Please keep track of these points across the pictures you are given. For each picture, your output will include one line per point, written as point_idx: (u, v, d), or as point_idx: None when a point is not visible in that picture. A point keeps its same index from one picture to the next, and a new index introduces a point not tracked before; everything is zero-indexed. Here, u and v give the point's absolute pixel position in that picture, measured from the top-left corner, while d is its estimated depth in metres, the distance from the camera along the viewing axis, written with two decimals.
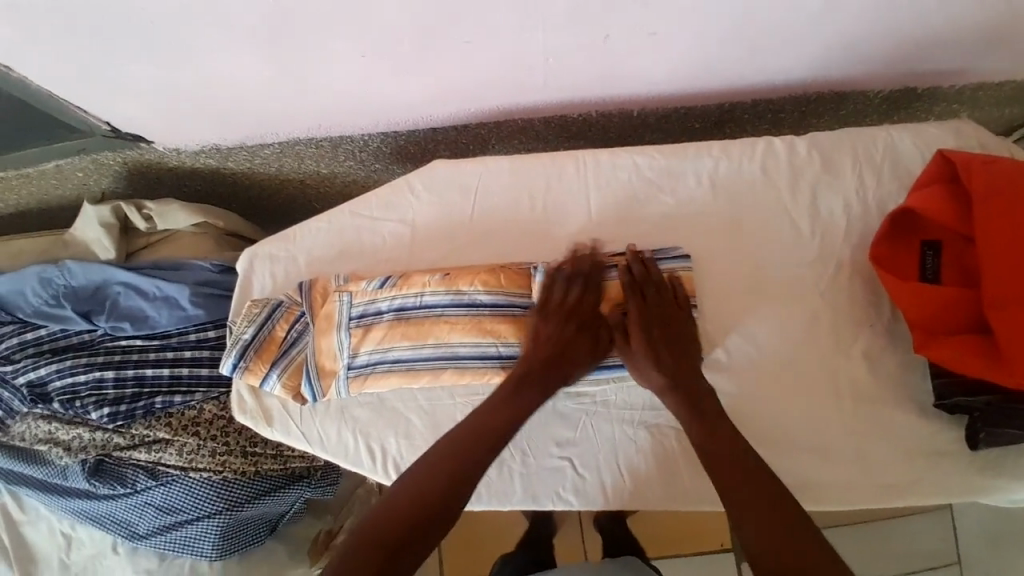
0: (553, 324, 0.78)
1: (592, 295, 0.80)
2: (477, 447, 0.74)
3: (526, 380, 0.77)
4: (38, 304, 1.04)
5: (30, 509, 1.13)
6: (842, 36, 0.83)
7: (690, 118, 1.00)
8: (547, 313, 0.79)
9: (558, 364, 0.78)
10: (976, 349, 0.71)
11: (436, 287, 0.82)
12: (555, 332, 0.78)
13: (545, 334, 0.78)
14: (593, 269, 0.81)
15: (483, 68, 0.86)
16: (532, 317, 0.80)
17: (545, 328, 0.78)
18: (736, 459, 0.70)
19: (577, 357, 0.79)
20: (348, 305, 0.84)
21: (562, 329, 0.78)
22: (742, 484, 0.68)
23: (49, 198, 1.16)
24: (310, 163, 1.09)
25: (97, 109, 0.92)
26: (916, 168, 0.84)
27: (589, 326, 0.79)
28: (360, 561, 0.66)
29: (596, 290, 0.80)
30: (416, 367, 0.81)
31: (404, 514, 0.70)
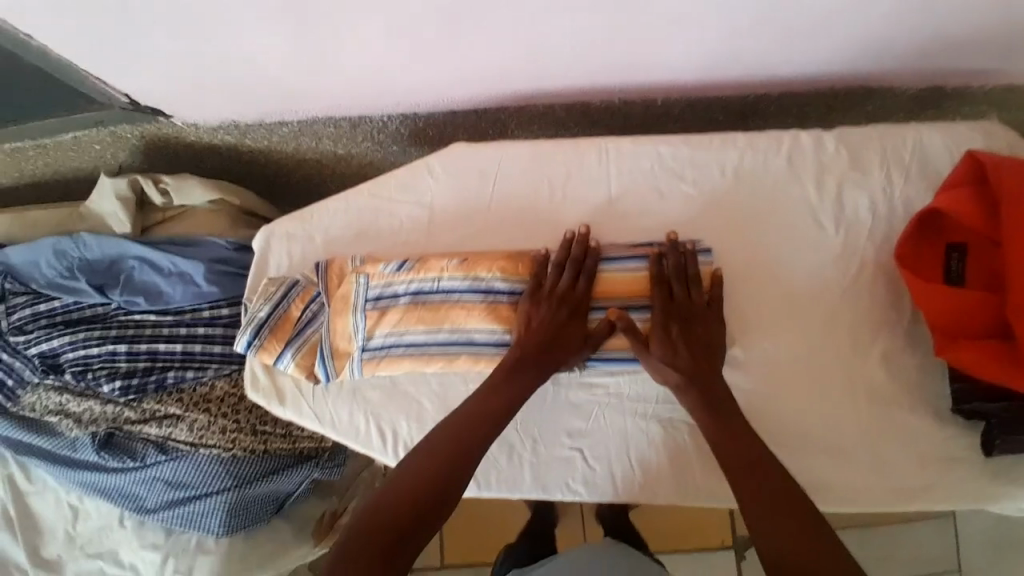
0: (545, 310, 0.78)
1: (584, 281, 0.79)
2: (476, 433, 0.75)
3: (520, 363, 0.77)
4: (52, 275, 1.04)
5: (36, 480, 1.13)
6: (875, 30, 0.81)
7: (713, 110, 0.99)
8: (538, 299, 0.79)
9: (551, 350, 0.78)
10: (997, 355, 0.71)
11: (454, 272, 0.81)
12: (547, 317, 0.78)
13: (536, 319, 0.78)
14: (586, 254, 0.80)
15: (507, 52, 0.85)
16: (524, 303, 0.80)
17: (537, 313, 0.79)
18: (753, 458, 0.71)
19: (570, 342, 0.78)
20: (364, 287, 0.83)
21: (553, 314, 0.78)
22: (757, 483, 0.69)
23: (64, 169, 1.15)
24: (327, 143, 1.08)
25: (116, 81, 0.91)
26: (943, 168, 0.82)
27: (580, 312, 0.79)
28: (365, 544, 0.69)
29: (589, 276, 0.80)
30: (431, 351, 0.81)
31: (406, 501, 0.72)
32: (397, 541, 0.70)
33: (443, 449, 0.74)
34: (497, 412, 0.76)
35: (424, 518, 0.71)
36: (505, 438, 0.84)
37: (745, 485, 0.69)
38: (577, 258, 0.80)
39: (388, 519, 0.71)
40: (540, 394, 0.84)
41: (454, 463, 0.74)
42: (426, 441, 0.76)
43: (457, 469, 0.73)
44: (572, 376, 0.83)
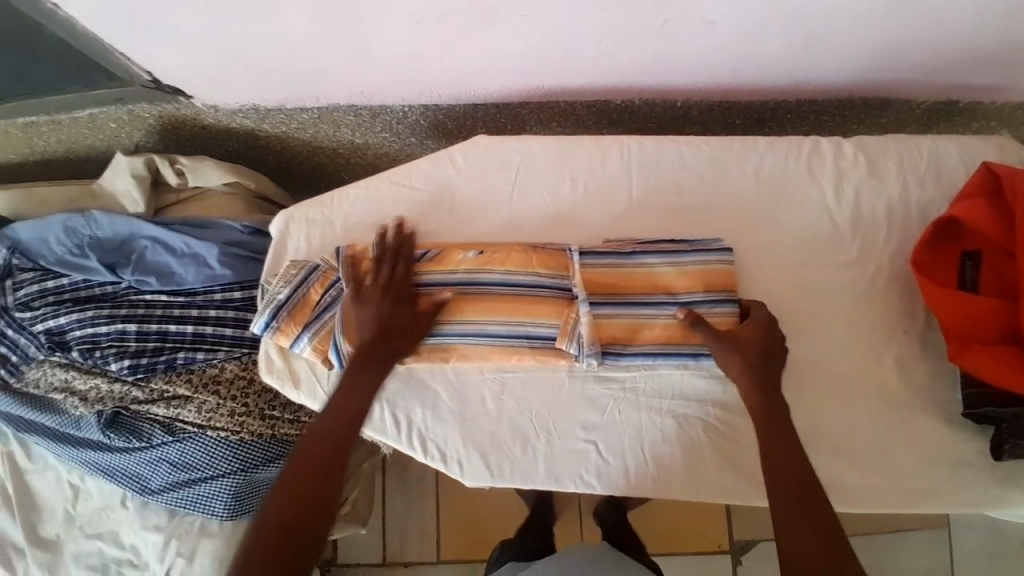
0: (370, 306, 0.80)
1: (405, 271, 0.82)
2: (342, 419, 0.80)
3: (359, 356, 0.80)
4: (62, 253, 1.04)
5: (38, 458, 1.12)
6: (897, 40, 0.83)
7: (732, 114, 1.00)
8: (363, 297, 0.81)
9: (384, 344, 0.80)
10: (1010, 361, 0.72)
11: (471, 265, 0.82)
12: (375, 313, 0.80)
13: (368, 314, 0.80)
14: (406, 246, 0.83)
15: (535, 45, 0.86)
16: (351, 301, 0.82)
17: (363, 312, 0.81)
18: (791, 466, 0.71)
19: (401, 333, 0.80)
20: (385, 276, 0.81)
21: (379, 309, 0.80)
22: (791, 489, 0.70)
23: (77, 147, 1.15)
24: (345, 131, 1.08)
25: (141, 57, 0.91)
26: (958, 179, 0.84)
27: (405, 300, 0.81)
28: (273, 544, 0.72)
29: (408, 266, 0.82)
30: (447, 342, 0.82)
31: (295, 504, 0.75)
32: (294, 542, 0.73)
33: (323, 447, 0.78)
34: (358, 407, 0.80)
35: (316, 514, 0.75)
36: (519, 429, 0.84)
37: (780, 492, 0.70)
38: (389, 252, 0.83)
39: (283, 526, 0.73)
40: (556, 384, 0.84)
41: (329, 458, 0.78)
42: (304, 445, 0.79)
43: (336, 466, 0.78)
44: (588, 370, 0.84)
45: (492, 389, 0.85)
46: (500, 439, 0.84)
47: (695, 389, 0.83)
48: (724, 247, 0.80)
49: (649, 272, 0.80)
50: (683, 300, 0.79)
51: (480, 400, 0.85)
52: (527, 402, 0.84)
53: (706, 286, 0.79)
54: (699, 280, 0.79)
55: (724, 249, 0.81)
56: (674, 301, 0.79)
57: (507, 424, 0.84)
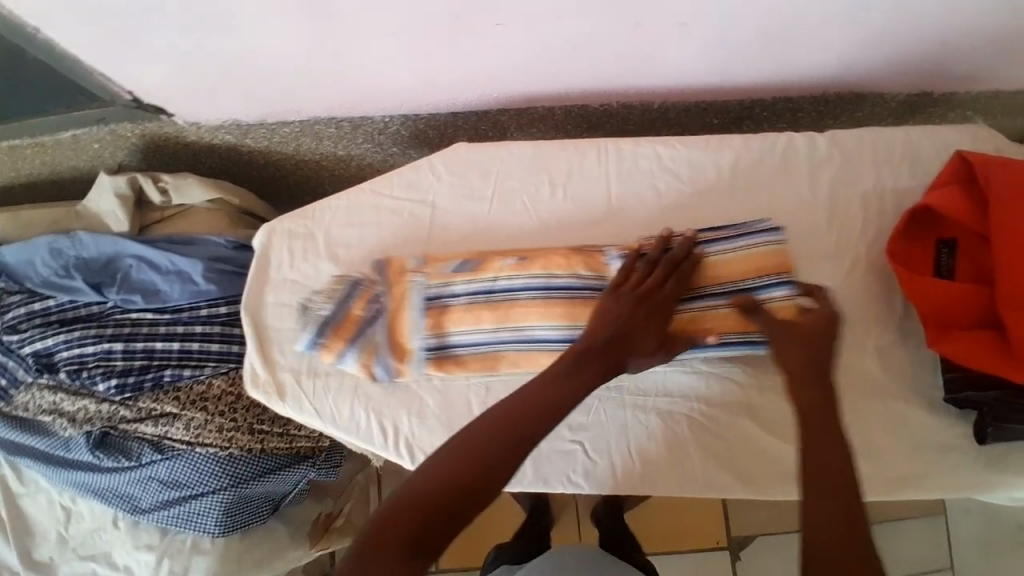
0: (625, 304, 0.74)
1: (673, 286, 0.77)
2: (530, 421, 0.66)
3: (586, 355, 0.71)
4: (48, 274, 1.04)
5: (30, 481, 1.11)
6: (866, 34, 0.84)
7: (709, 114, 1.01)
8: (619, 295, 0.75)
9: (617, 349, 0.72)
10: (990, 345, 0.73)
11: (512, 272, 0.82)
12: (626, 313, 0.74)
13: (620, 312, 0.74)
14: (687, 261, 0.79)
15: (509, 52, 0.87)
16: (604, 296, 0.76)
17: (614, 307, 0.74)
18: (830, 456, 0.61)
19: (637, 346, 0.73)
20: (422, 288, 0.84)
21: (633, 310, 0.74)
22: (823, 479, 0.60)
23: (62, 169, 1.16)
24: (328, 144, 1.09)
25: (121, 76, 0.92)
26: (932, 168, 0.85)
27: (664, 313, 0.75)
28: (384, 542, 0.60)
29: (679, 281, 0.77)
30: (492, 351, 0.82)
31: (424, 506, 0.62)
32: (418, 542, 0.60)
33: (478, 440, 0.64)
34: (537, 416, 0.66)
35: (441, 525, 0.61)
36: None
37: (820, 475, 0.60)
38: (676, 260, 0.78)
39: (410, 527, 0.61)
40: None
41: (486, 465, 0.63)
42: (473, 425, 0.66)
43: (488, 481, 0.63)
44: None
45: (479, 393, 0.85)
46: None
47: (679, 386, 0.83)
48: (768, 228, 0.81)
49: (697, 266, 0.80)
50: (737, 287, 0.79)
51: (466, 405, 0.85)
52: None
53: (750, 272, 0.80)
54: (750, 266, 0.80)
55: (767, 232, 0.81)
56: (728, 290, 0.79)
57: None
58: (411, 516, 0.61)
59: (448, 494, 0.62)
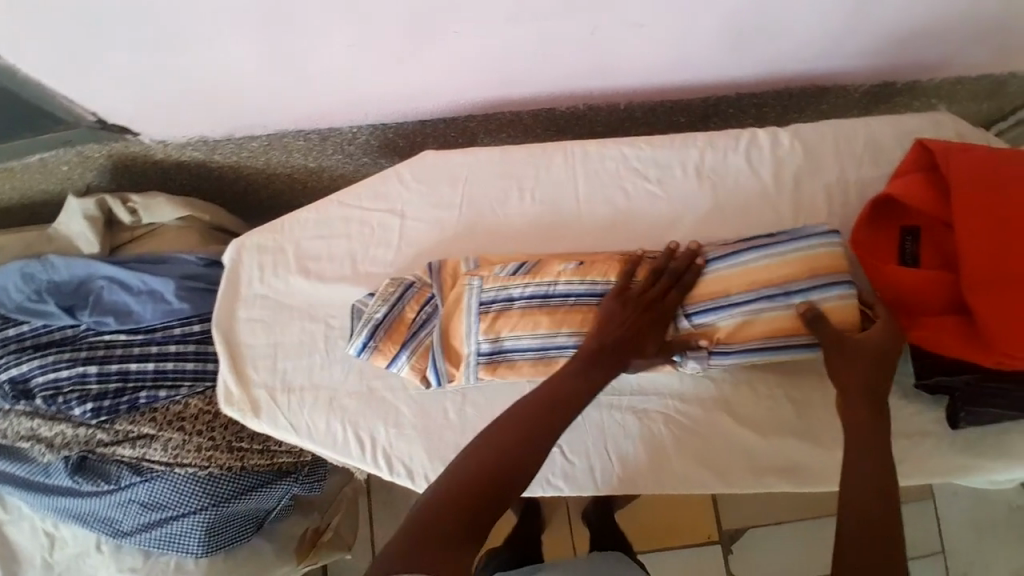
0: (629, 312, 0.75)
1: (676, 294, 0.76)
2: (556, 410, 0.68)
3: (597, 354, 0.73)
4: (21, 299, 1.03)
5: (12, 508, 1.10)
6: (824, 28, 0.85)
7: (676, 112, 1.01)
8: (625, 300, 0.75)
9: (621, 352, 0.73)
10: (955, 330, 0.73)
11: (571, 277, 0.79)
12: (630, 319, 0.74)
13: (624, 318, 0.74)
14: (689, 268, 0.77)
15: (471, 59, 0.87)
16: (608, 300, 0.76)
17: (619, 313, 0.75)
18: (867, 485, 0.66)
19: (640, 349, 0.74)
20: (478, 291, 0.81)
21: (637, 317, 0.74)
22: (856, 505, 0.64)
23: (31, 193, 1.15)
24: (298, 157, 1.09)
25: (84, 98, 0.92)
26: (895, 157, 0.86)
27: (663, 320, 0.76)
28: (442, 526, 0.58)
29: (682, 288, 0.77)
30: (549, 356, 0.79)
31: (468, 492, 0.62)
32: (466, 522, 0.60)
33: (509, 430, 0.66)
34: (560, 404, 0.69)
35: (489, 508, 0.61)
36: None
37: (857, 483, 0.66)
38: (680, 269, 0.77)
39: (460, 505, 0.61)
40: (515, 391, 0.84)
41: (517, 451, 0.65)
42: (507, 414, 0.68)
43: (524, 466, 0.64)
44: None
45: (455, 401, 0.85)
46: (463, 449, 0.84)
47: (654, 385, 0.83)
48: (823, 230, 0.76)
49: (747, 270, 0.76)
50: (793, 290, 0.75)
51: (442, 413, 0.84)
52: (487, 411, 0.84)
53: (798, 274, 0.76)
54: (805, 267, 0.75)
55: (821, 233, 0.76)
56: (785, 293, 0.75)
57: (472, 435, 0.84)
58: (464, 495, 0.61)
59: (490, 480, 0.63)
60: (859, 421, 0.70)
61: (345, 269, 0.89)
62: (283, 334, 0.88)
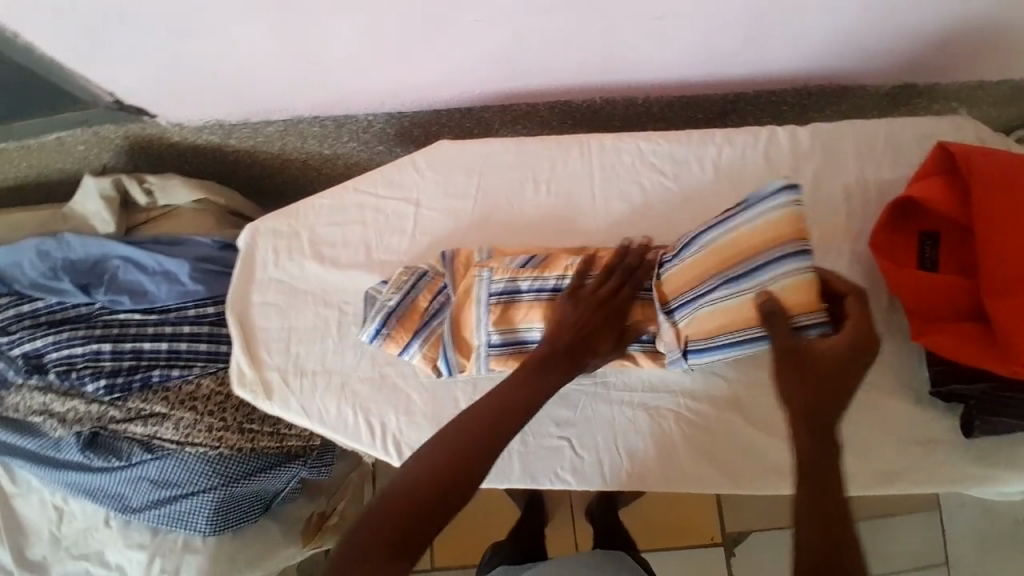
0: (583, 310, 0.75)
1: (630, 289, 0.77)
2: (505, 421, 0.65)
3: (550, 358, 0.71)
4: (35, 276, 1.04)
5: (22, 481, 1.11)
6: (846, 26, 0.84)
7: (694, 108, 1.00)
8: (578, 299, 0.76)
9: (577, 352, 0.73)
10: (973, 337, 0.73)
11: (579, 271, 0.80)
12: (584, 318, 0.74)
13: (577, 318, 0.74)
14: (641, 265, 0.79)
15: (488, 48, 0.86)
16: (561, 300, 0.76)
17: (574, 313, 0.75)
18: (821, 493, 0.57)
19: (596, 347, 0.75)
20: (487, 282, 0.81)
21: (591, 316, 0.74)
22: (814, 515, 0.56)
23: (48, 171, 1.15)
24: (313, 143, 1.09)
25: (102, 78, 0.92)
26: (916, 160, 0.85)
27: (620, 316, 0.76)
28: (381, 531, 0.60)
29: (636, 284, 0.78)
30: None
31: (403, 505, 0.60)
32: (403, 534, 0.59)
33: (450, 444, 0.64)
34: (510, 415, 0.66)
35: (425, 520, 0.60)
36: None
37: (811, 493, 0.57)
38: (632, 265, 0.79)
39: (399, 520, 0.60)
40: None
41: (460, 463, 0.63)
42: (457, 421, 0.66)
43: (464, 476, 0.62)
44: None
45: (465, 390, 0.85)
46: None
47: (664, 381, 0.84)
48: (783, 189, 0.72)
49: (697, 262, 0.77)
50: (740, 272, 0.73)
51: (452, 402, 0.85)
52: None
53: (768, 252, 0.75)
54: (748, 245, 0.73)
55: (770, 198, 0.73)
56: (733, 277, 0.74)
57: None
58: (402, 506, 0.61)
59: (429, 496, 0.61)
60: (804, 426, 0.61)
61: (360, 256, 0.89)
62: (297, 318, 0.89)
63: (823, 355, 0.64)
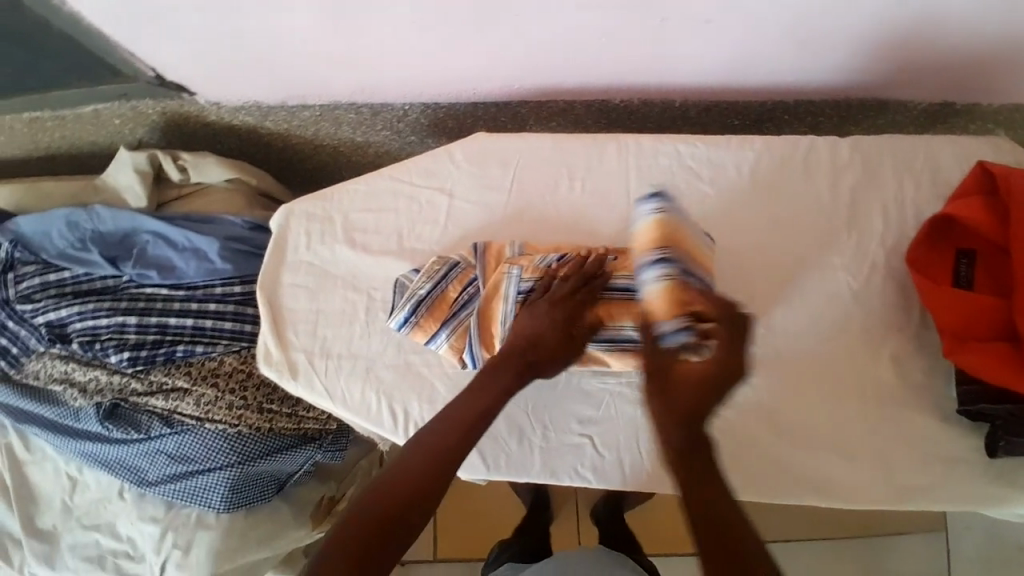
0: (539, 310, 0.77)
1: (587, 294, 0.78)
2: (465, 430, 0.71)
3: (504, 360, 0.75)
4: (64, 246, 1.06)
5: (36, 450, 1.11)
6: (890, 40, 0.84)
7: (730, 114, 1.01)
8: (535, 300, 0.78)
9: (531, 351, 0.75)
10: (1005, 356, 0.73)
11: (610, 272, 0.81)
12: (541, 317, 0.76)
13: (533, 318, 0.76)
14: (597, 272, 0.80)
15: (532, 43, 0.87)
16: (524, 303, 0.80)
17: (531, 313, 0.77)
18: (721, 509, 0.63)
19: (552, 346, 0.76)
20: (517, 279, 0.81)
21: (545, 315, 0.76)
22: (716, 537, 0.61)
23: (81, 143, 1.16)
24: (347, 129, 1.09)
25: (146, 53, 0.93)
26: (954, 179, 0.85)
27: (577, 317, 0.77)
28: (356, 539, 0.64)
29: (592, 291, 0.79)
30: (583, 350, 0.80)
31: (376, 519, 0.65)
32: (380, 542, 0.64)
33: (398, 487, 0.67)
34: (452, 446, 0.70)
35: (398, 528, 0.65)
36: (515, 423, 0.85)
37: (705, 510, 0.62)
38: (589, 271, 0.80)
39: (370, 526, 0.65)
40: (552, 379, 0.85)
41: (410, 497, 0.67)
42: (422, 433, 0.71)
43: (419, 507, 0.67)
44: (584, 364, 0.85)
45: None
46: (495, 431, 0.84)
47: None
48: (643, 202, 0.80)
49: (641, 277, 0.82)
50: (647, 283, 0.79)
51: None
52: (523, 394, 0.85)
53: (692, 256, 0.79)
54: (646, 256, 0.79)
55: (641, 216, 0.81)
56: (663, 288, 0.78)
57: (504, 418, 0.85)
58: (375, 516, 0.65)
59: (399, 504, 0.66)
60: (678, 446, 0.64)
61: (392, 243, 0.90)
62: (326, 301, 0.89)
63: (685, 374, 0.66)
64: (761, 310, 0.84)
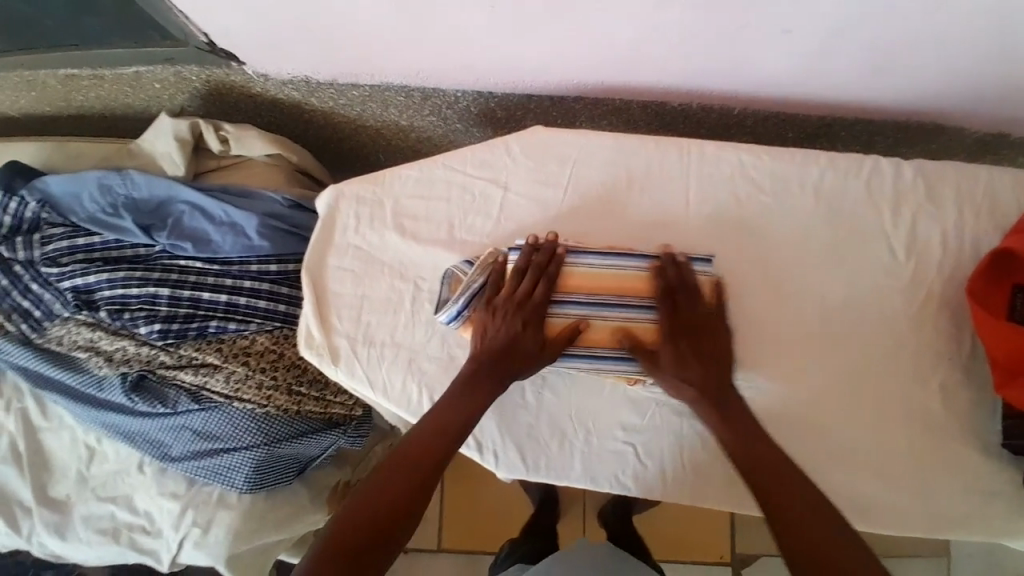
0: (502, 320, 0.77)
1: (543, 288, 0.78)
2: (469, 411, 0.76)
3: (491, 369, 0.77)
4: (94, 210, 1.03)
5: (53, 416, 1.09)
6: (965, 66, 0.83)
7: (786, 126, 1.00)
8: (495, 310, 0.78)
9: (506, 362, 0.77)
10: None
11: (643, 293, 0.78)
12: (503, 327, 0.77)
13: (498, 329, 0.77)
14: (548, 262, 0.79)
15: (603, 38, 0.85)
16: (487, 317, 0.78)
17: (494, 325, 0.78)
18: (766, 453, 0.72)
19: (524, 355, 0.77)
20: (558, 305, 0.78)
21: (506, 323, 0.77)
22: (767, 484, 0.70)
23: (114, 105, 1.13)
24: (393, 112, 1.07)
25: (202, 20, 0.90)
26: (1014, 212, 0.85)
27: (537, 321, 0.77)
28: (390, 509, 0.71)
29: (550, 281, 0.78)
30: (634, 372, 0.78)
31: (400, 493, 0.71)
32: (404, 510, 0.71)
33: (406, 484, 0.72)
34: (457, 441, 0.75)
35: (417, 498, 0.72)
36: (558, 424, 0.84)
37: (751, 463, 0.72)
38: (541, 263, 0.79)
39: (394, 499, 0.71)
40: (600, 386, 0.84)
41: (403, 501, 0.71)
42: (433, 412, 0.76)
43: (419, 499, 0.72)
44: None
45: (533, 383, 0.84)
46: (537, 432, 0.84)
47: None
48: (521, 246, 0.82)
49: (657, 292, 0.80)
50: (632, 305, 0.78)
51: (520, 394, 0.84)
52: (566, 398, 0.84)
53: (609, 288, 0.79)
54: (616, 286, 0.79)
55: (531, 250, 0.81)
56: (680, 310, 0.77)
57: (546, 419, 0.84)
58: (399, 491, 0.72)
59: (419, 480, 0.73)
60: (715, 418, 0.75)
61: (442, 233, 0.88)
62: (371, 288, 0.88)
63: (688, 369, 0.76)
64: (813, 328, 0.84)
